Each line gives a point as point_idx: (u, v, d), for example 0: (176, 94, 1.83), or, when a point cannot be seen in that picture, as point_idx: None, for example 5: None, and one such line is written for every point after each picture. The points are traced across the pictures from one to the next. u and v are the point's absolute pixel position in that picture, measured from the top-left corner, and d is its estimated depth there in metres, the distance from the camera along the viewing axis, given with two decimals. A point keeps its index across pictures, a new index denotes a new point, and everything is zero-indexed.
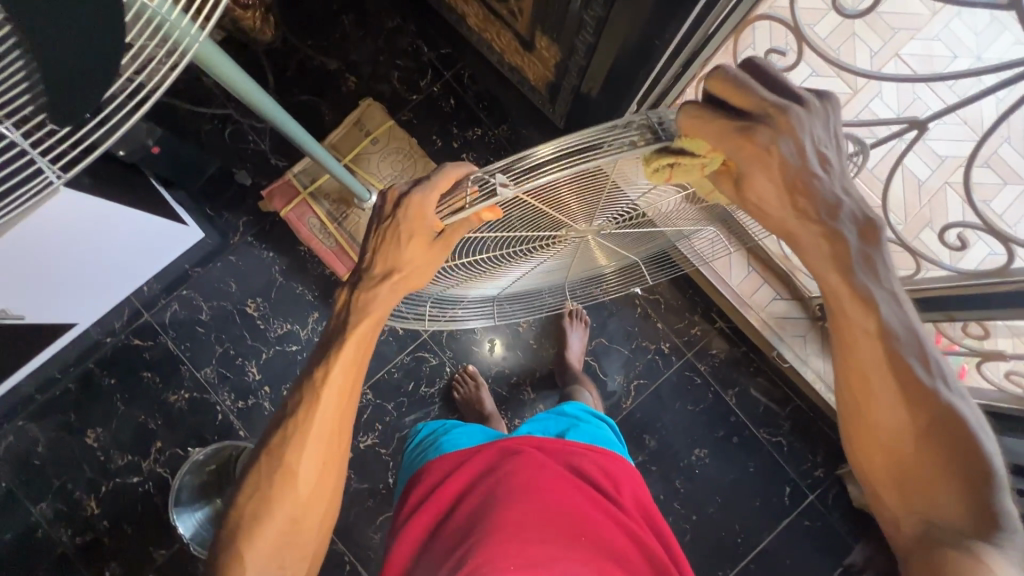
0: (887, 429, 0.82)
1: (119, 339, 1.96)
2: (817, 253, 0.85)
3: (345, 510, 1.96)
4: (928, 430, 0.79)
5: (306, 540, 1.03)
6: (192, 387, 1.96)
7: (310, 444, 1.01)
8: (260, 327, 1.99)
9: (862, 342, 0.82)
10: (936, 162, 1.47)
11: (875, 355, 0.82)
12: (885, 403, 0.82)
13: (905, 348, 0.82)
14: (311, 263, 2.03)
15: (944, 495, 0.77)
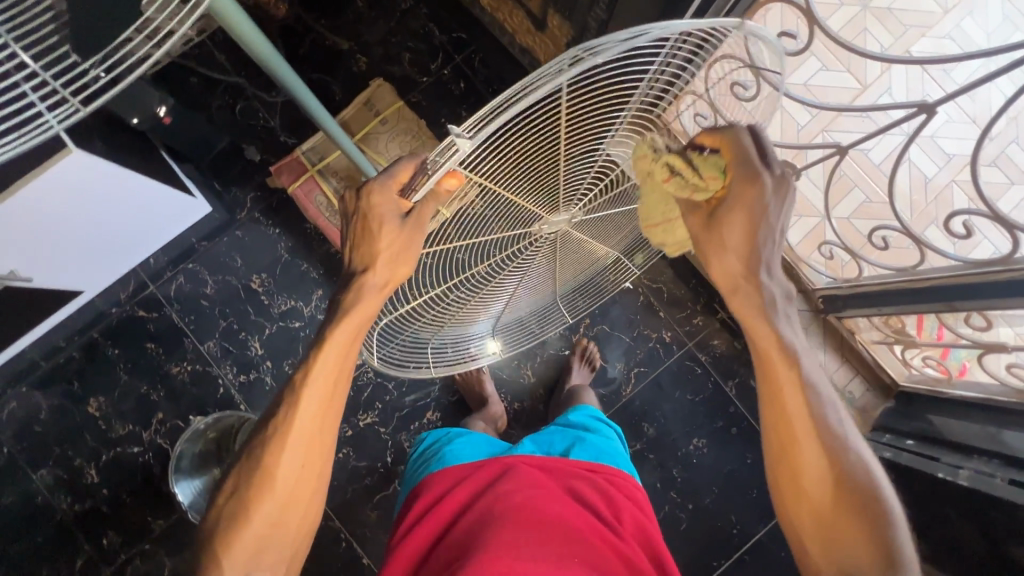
0: (812, 489, 0.95)
1: (124, 310, 1.97)
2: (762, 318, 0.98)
3: (343, 488, 1.97)
4: (843, 489, 0.93)
5: (284, 543, 1.05)
6: (195, 361, 1.97)
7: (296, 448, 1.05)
8: (264, 302, 2.01)
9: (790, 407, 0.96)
10: (943, 159, 1.46)
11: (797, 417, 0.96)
12: (811, 465, 0.94)
13: (826, 413, 0.96)
14: (317, 240, 2.04)
15: (850, 541, 0.91)
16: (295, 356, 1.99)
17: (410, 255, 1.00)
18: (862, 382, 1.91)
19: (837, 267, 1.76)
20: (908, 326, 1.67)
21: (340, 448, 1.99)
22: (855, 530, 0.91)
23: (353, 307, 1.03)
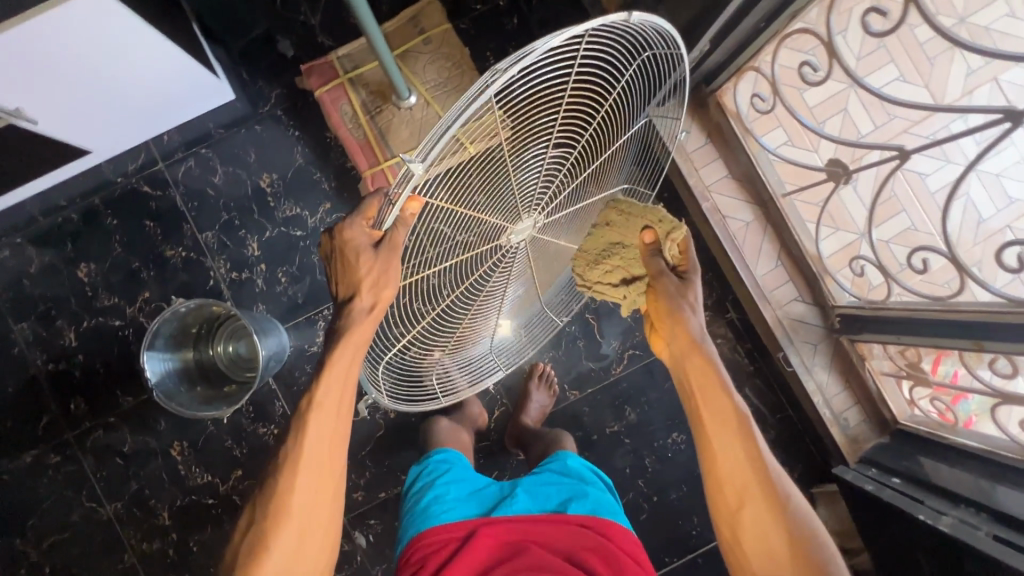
0: (772, 537, 1.08)
1: (129, 182, 1.93)
2: (715, 375, 1.19)
3: None
4: (795, 538, 1.07)
5: (310, 544, 1.20)
6: (191, 248, 1.93)
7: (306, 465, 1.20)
8: (270, 204, 1.95)
9: (738, 453, 1.13)
10: (1003, 200, 1.17)
11: (744, 462, 1.12)
12: (768, 517, 1.08)
13: (771, 458, 1.14)
14: (335, 151, 1.97)
15: None
16: (290, 264, 1.95)
17: (389, 279, 1.16)
18: (862, 412, 1.82)
19: (863, 287, 1.63)
20: (923, 361, 1.56)
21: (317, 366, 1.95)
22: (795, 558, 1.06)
23: (346, 328, 1.19)
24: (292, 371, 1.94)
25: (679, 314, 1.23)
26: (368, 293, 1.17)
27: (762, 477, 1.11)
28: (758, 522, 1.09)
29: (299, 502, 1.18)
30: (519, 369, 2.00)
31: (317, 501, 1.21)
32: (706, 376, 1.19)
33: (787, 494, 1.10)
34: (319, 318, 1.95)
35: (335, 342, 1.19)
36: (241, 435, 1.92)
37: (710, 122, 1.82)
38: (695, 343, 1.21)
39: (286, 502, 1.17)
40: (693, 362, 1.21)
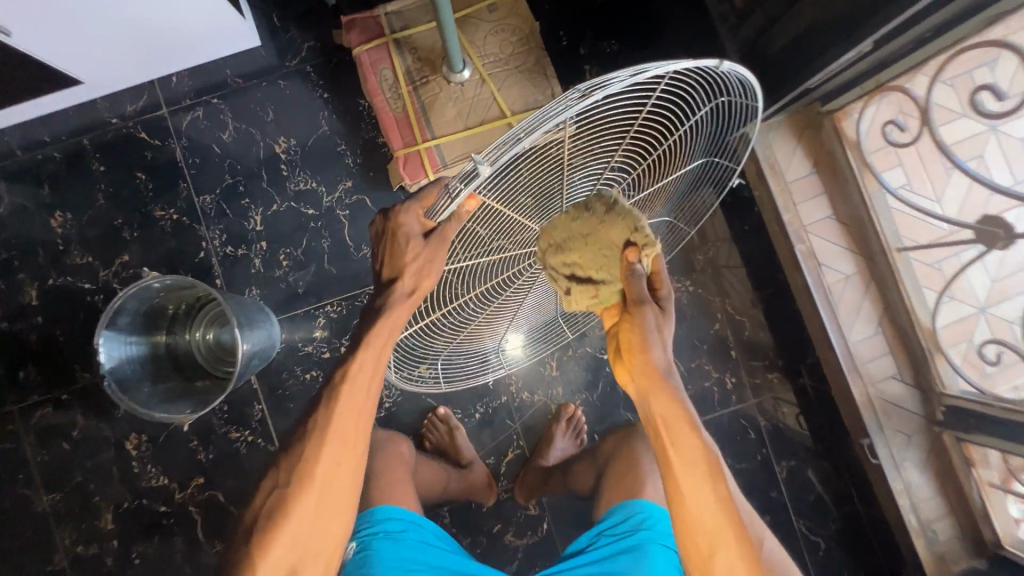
0: None
1: (125, 125, 1.65)
2: (685, 411, 0.90)
3: (297, 416, 1.65)
4: None
5: (327, 530, 0.91)
6: (184, 212, 1.65)
7: (329, 459, 0.90)
8: (282, 173, 1.67)
9: (710, 513, 0.85)
10: None
11: (717, 519, 0.85)
12: None
13: (743, 502, 0.88)
14: (366, 123, 1.68)
15: None
16: (295, 247, 1.66)
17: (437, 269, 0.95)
18: (955, 525, 1.44)
19: (979, 372, 1.27)
20: None
21: (308, 369, 1.66)
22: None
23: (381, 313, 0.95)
24: (279, 372, 1.65)
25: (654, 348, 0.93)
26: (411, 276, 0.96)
27: (738, 536, 0.84)
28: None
29: (317, 504, 0.90)
30: (543, 409, 1.68)
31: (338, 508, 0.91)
32: (677, 413, 0.90)
33: (763, 547, 0.85)
34: (320, 314, 1.67)
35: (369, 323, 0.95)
36: (209, 438, 1.64)
37: (820, 146, 1.49)
38: (663, 375, 0.92)
39: (299, 502, 0.89)
40: (664, 396, 0.91)
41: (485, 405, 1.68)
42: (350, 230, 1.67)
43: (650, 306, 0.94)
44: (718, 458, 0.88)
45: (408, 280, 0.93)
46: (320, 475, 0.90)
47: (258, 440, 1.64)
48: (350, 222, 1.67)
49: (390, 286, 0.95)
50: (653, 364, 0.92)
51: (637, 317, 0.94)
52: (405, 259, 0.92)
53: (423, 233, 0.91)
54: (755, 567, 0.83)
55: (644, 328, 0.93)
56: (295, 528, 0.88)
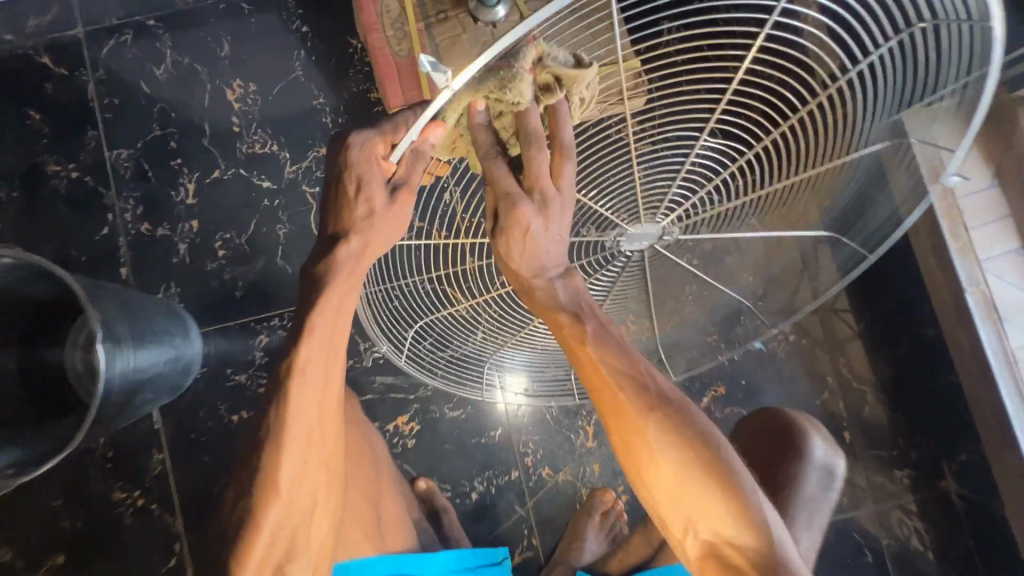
0: (655, 459, 0.64)
1: (22, 45, 1.20)
2: (553, 300, 0.67)
3: (212, 475, 1.13)
4: (687, 450, 0.63)
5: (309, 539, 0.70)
6: (88, 170, 1.18)
7: (293, 455, 0.67)
8: (232, 128, 1.20)
9: (596, 378, 0.66)
10: None
11: (603, 386, 0.66)
12: (646, 432, 0.64)
13: (624, 339, 0.68)
14: (354, 70, 1.22)
15: (714, 510, 0.62)
16: (239, 232, 1.18)
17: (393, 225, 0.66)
18: None
19: None
20: None
21: (235, 407, 1.15)
22: (725, 492, 0.62)
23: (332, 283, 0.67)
24: (196, 408, 1.15)
25: (527, 249, 0.65)
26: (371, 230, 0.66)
27: (631, 398, 0.64)
28: (660, 467, 0.64)
29: (293, 511, 0.68)
30: (569, 493, 1.16)
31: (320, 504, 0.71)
32: (541, 301, 0.68)
33: (676, 398, 0.65)
34: (263, 330, 1.17)
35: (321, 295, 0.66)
36: (80, 496, 1.12)
37: (1006, 148, 1.02)
38: (519, 268, 0.67)
39: (266, 518, 0.66)
40: (531, 289, 0.68)
41: (487, 481, 1.16)
42: (319, 215, 1.19)
43: (518, 199, 0.60)
44: (584, 320, 0.67)
45: (356, 241, 0.66)
46: (286, 479, 0.67)
47: (152, 506, 1.13)
48: (321, 204, 1.19)
49: (332, 251, 0.67)
50: (516, 257, 0.66)
51: (505, 223, 0.62)
52: (353, 215, 0.66)
53: (389, 185, 0.65)
54: (666, 419, 0.64)
55: (513, 228, 0.62)
56: (269, 545, 0.66)
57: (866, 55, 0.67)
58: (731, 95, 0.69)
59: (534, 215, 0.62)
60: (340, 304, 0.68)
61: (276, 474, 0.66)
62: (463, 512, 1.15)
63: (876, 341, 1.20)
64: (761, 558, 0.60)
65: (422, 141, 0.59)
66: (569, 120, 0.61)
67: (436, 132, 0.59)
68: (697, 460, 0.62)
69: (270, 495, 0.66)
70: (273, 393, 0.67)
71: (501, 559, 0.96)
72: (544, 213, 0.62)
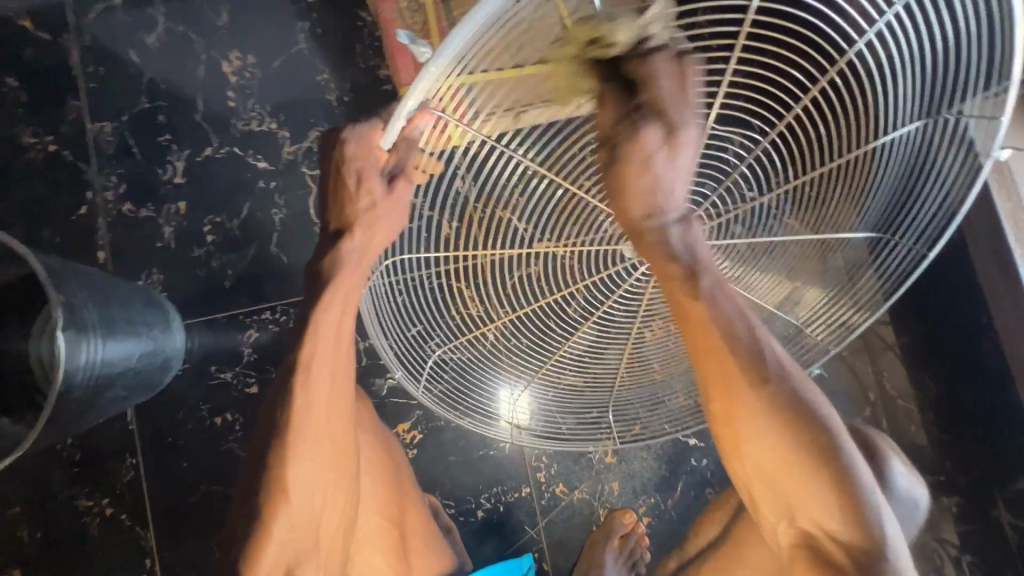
0: (759, 434, 0.61)
1: (1, 6, 1.10)
2: (666, 249, 0.64)
3: (190, 483, 1.02)
4: (792, 422, 0.60)
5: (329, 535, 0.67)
6: (68, 143, 1.08)
7: (300, 454, 0.64)
8: (227, 104, 1.10)
9: (703, 346, 0.62)
10: None
11: (710, 359, 0.62)
12: (752, 405, 0.61)
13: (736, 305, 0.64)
14: (363, 46, 1.12)
15: (816, 493, 0.60)
16: (231, 216, 1.08)
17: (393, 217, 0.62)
18: None
19: None
20: None
21: (220, 409, 1.04)
22: (832, 484, 0.59)
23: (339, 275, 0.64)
24: (176, 408, 1.04)
25: (643, 184, 0.62)
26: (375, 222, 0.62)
27: (744, 372, 0.61)
28: (764, 444, 0.61)
29: (303, 513, 0.64)
30: (585, 514, 1.05)
31: (331, 504, 0.67)
32: (652, 253, 0.65)
33: (789, 376, 0.62)
34: (254, 325, 1.07)
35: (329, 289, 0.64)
36: (41, 504, 1.01)
37: None
38: (635, 212, 0.64)
39: (277, 520, 0.62)
40: (643, 234, 0.65)
41: (495, 498, 1.05)
42: (320, 201, 1.09)
43: (642, 121, 0.57)
44: (699, 279, 0.63)
45: (358, 236, 0.63)
46: (296, 478, 0.64)
47: (122, 517, 1.01)
48: (322, 188, 1.09)
49: (335, 245, 0.63)
50: (635, 203, 0.63)
51: (625, 151, 0.60)
52: (356, 208, 0.61)
53: (387, 175, 0.60)
54: (778, 402, 0.60)
55: (631, 157, 0.60)
56: (281, 549, 0.63)
57: (871, 27, 0.66)
58: (730, 77, 0.69)
59: (657, 144, 0.59)
60: (346, 300, 0.65)
61: (284, 474, 0.63)
62: (467, 531, 1.04)
63: (923, 355, 1.10)
64: (863, 551, 0.59)
65: (414, 129, 0.57)
66: (666, 79, 0.56)
67: (427, 119, 0.57)
68: (801, 445, 0.60)
69: (279, 497, 0.63)
70: (278, 393, 0.65)
71: (527, 571, 0.95)
72: (671, 138, 0.59)
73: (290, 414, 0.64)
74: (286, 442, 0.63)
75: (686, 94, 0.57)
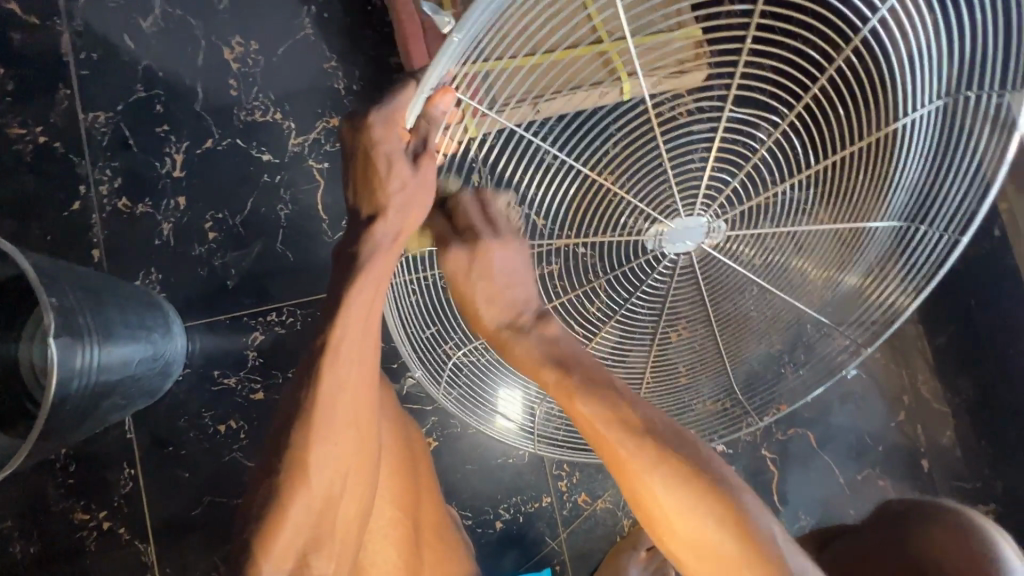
0: (660, 506, 0.59)
1: None
2: (523, 337, 0.67)
3: (192, 495, 0.97)
4: (685, 484, 0.58)
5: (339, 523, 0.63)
6: (59, 135, 1.01)
7: (325, 436, 0.60)
8: (229, 93, 1.04)
9: (589, 427, 0.63)
10: None
11: (596, 429, 0.62)
12: (647, 475, 0.59)
13: (602, 389, 0.64)
14: (374, 32, 1.06)
15: (735, 558, 0.56)
16: (233, 212, 1.02)
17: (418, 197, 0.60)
18: None
19: None
20: None
21: (224, 414, 0.99)
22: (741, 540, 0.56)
23: (370, 261, 0.61)
24: (177, 415, 0.98)
25: (484, 292, 0.67)
26: (394, 203, 0.59)
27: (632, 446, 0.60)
28: (672, 514, 0.58)
29: (320, 498, 0.60)
30: (608, 525, 1.00)
31: (349, 488, 0.63)
32: (524, 357, 0.67)
33: (674, 434, 0.61)
34: (259, 327, 1.01)
35: (365, 267, 0.60)
36: (33, 516, 0.95)
37: None
38: (488, 324, 0.69)
39: (294, 504, 0.58)
40: (506, 345, 0.68)
41: (514, 508, 1.00)
42: (327, 196, 1.03)
43: (449, 241, 0.66)
44: (567, 367, 0.65)
45: (392, 220, 0.60)
46: (316, 460, 0.60)
47: (119, 531, 0.96)
48: (329, 181, 1.03)
49: (369, 229, 0.60)
50: (489, 315, 0.68)
51: (444, 268, 0.67)
52: (386, 192, 0.59)
53: (411, 155, 0.58)
54: (676, 465, 0.59)
55: (454, 273, 0.66)
56: (296, 533, 0.59)
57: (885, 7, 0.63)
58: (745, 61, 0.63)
59: (467, 258, 0.65)
60: (378, 285, 0.61)
61: (306, 456, 0.59)
62: (484, 543, 0.99)
63: (962, 356, 1.04)
64: None
65: (433, 109, 0.55)
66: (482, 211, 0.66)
67: (447, 99, 0.56)
68: (711, 513, 0.57)
69: (299, 481, 0.59)
70: (301, 377, 0.61)
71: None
72: (476, 252, 0.65)
73: (317, 394, 0.60)
74: (310, 423, 0.60)
75: (496, 222, 0.66)
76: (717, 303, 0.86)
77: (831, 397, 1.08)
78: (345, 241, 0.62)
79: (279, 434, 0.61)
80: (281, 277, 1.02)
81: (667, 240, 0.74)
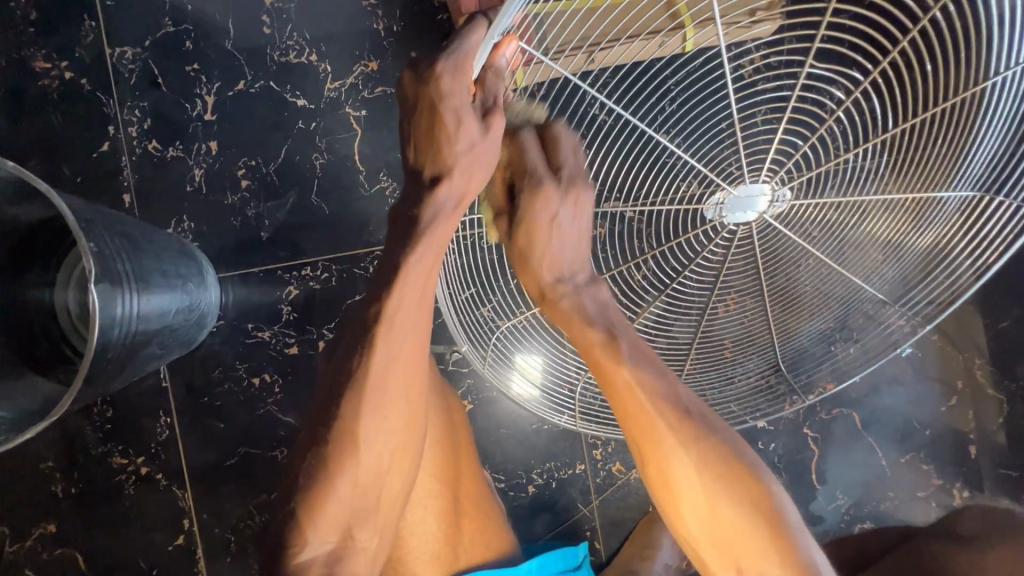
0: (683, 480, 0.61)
1: None
2: (582, 311, 0.66)
3: (228, 446, 0.97)
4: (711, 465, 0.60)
5: (387, 497, 0.61)
6: (85, 71, 0.96)
7: (375, 411, 0.58)
8: (262, 29, 0.97)
9: (629, 411, 0.63)
10: None
11: (634, 413, 0.63)
12: (676, 455, 0.61)
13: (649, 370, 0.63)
14: None
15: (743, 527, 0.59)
16: (267, 159, 0.98)
17: (478, 156, 0.55)
18: None
19: None
20: None
21: (259, 365, 0.97)
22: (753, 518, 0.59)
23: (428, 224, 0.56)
24: (212, 366, 0.97)
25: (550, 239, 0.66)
26: (456, 165, 0.55)
27: (669, 424, 0.61)
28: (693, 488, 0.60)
29: (367, 473, 0.58)
30: (642, 495, 0.99)
31: (396, 464, 0.61)
32: (566, 317, 0.67)
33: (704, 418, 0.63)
34: (293, 281, 0.98)
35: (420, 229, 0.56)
36: (74, 458, 0.96)
37: None
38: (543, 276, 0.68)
39: (347, 466, 0.57)
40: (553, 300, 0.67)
41: (548, 474, 0.99)
42: (364, 145, 0.98)
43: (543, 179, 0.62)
44: (616, 337, 0.65)
45: (457, 182, 0.56)
46: (366, 433, 0.57)
47: (158, 477, 0.97)
48: (366, 130, 0.98)
49: (432, 192, 0.57)
50: (546, 266, 0.67)
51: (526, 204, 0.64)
52: (453, 151, 0.55)
53: (479, 109, 0.55)
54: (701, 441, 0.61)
55: (535, 214, 0.64)
56: (342, 503, 0.57)
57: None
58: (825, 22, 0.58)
59: (558, 203, 0.64)
60: (435, 256, 0.58)
61: (356, 428, 0.57)
62: (517, 506, 0.99)
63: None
64: None
65: (500, 57, 0.54)
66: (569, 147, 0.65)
67: (512, 48, 0.54)
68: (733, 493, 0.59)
69: (345, 454, 0.57)
70: (343, 342, 0.58)
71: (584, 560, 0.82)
72: (572, 195, 0.64)
73: (369, 368, 0.57)
74: (362, 395, 0.57)
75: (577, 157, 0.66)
76: (772, 277, 0.82)
77: (879, 379, 1.04)
78: (403, 207, 0.58)
79: (326, 400, 0.58)
80: (316, 230, 0.98)
81: (728, 208, 0.68)
